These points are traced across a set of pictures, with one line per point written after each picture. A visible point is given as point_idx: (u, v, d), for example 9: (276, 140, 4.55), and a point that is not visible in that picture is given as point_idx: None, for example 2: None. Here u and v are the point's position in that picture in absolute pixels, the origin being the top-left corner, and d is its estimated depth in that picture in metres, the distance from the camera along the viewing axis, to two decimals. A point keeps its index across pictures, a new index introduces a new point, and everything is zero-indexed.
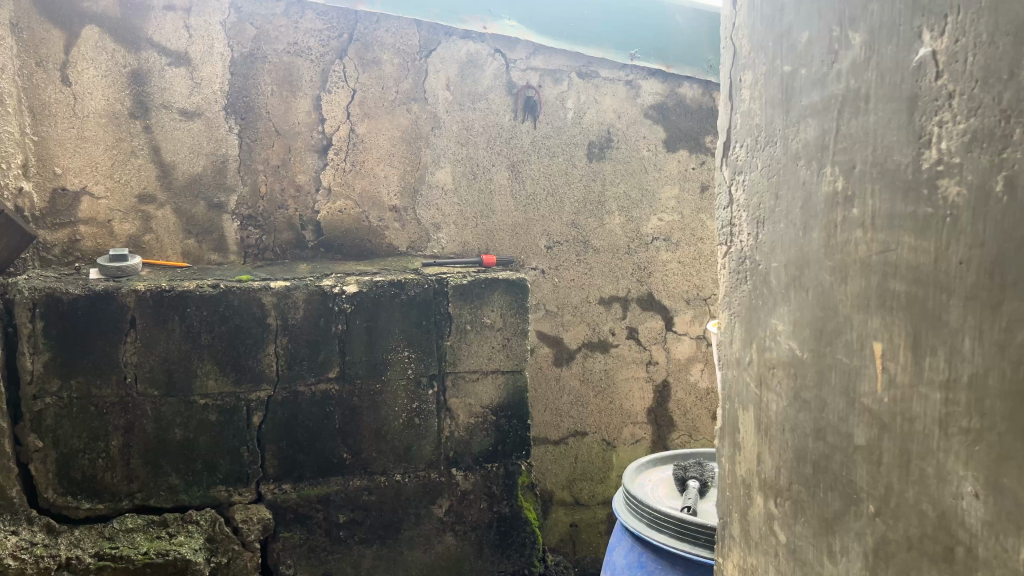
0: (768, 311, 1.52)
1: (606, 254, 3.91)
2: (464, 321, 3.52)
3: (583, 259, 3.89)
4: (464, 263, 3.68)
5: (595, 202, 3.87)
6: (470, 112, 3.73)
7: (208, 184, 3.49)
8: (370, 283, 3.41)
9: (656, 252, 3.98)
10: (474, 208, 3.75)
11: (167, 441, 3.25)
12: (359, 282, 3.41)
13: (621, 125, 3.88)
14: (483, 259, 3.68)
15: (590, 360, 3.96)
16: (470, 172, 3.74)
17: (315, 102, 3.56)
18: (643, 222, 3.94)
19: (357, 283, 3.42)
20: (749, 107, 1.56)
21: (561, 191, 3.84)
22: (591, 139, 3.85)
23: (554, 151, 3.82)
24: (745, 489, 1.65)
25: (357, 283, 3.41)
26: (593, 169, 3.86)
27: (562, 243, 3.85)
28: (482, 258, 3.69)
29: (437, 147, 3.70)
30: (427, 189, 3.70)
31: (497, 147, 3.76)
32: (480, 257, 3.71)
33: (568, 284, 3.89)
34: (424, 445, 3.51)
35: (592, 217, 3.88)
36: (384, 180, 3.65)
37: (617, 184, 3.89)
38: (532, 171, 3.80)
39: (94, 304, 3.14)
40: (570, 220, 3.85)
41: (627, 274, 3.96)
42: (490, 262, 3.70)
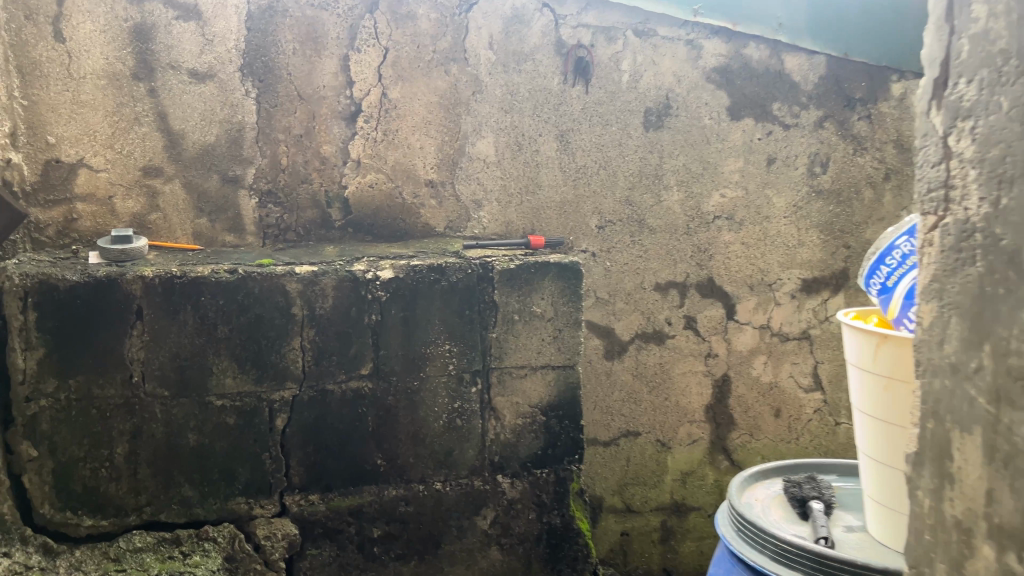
0: (1016, 303, 1.12)
1: (663, 234, 3.53)
2: (512, 310, 3.13)
3: (638, 241, 3.51)
4: (509, 244, 3.28)
5: (651, 176, 3.48)
6: (515, 75, 3.32)
7: (222, 156, 3.07)
8: (407, 268, 3.01)
9: (719, 233, 3.59)
10: (518, 184, 3.35)
11: (179, 448, 2.86)
12: (394, 268, 3.01)
13: (682, 90, 3.48)
14: (529, 240, 3.28)
15: (644, 353, 3.59)
16: (514, 142, 3.33)
17: (342, 62, 3.15)
18: (704, 199, 3.55)
19: (392, 268, 3.01)
20: (985, 29, 1.20)
21: (614, 164, 3.44)
22: (647, 106, 3.45)
23: (608, 119, 3.42)
24: (961, 536, 1.25)
25: (392, 269, 3.00)
26: (649, 140, 3.46)
27: (615, 223, 3.47)
28: (528, 239, 3.29)
29: (478, 114, 3.29)
30: (466, 162, 3.29)
31: (544, 114, 3.35)
32: (527, 238, 3.31)
33: (622, 268, 3.51)
34: (466, 450, 3.12)
35: (648, 194, 3.48)
36: (419, 151, 3.25)
37: (676, 156, 3.50)
38: (582, 141, 3.39)
39: (95, 293, 2.73)
40: (623, 197, 3.46)
41: (686, 257, 3.57)
42: (538, 245, 3.30)
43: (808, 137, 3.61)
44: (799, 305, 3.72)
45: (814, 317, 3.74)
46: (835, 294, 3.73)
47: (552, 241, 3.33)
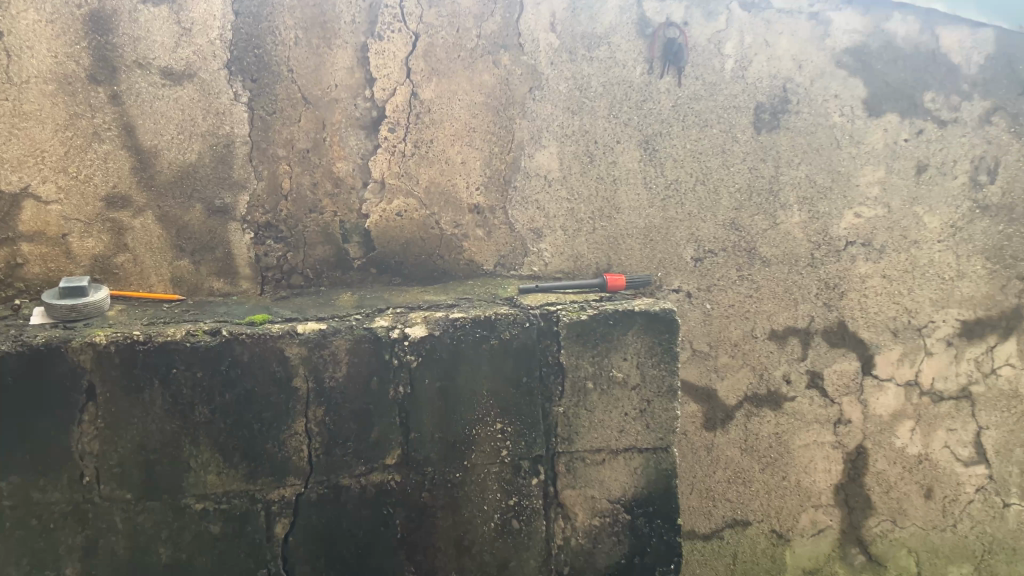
0: None
1: (778, 267, 2.72)
2: (584, 376, 2.36)
3: (745, 277, 2.71)
4: (578, 287, 2.48)
5: (762, 193, 2.68)
6: (585, 64, 2.57)
7: (206, 179, 2.35)
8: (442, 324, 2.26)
9: (852, 265, 2.77)
10: (590, 206, 2.57)
11: (148, 568, 2.16)
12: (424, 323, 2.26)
13: (803, 80, 2.69)
14: (605, 281, 2.48)
15: (754, 421, 2.80)
16: (584, 152, 2.56)
17: (359, 54, 2.43)
18: (833, 220, 2.74)
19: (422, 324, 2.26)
20: None
21: (714, 177, 2.64)
22: (759, 102, 2.67)
23: (707, 120, 2.63)
24: None
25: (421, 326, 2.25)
26: (760, 144, 2.67)
27: (715, 253, 2.68)
28: (604, 280, 2.49)
29: (537, 118, 2.54)
30: (522, 179, 2.53)
31: (623, 113, 2.58)
32: (601, 278, 2.50)
33: (724, 312, 2.71)
34: (527, 561, 2.35)
35: (760, 214, 2.69)
36: (460, 167, 2.50)
37: (795, 166, 2.69)
38: (668, 148, 2.61)
39: (33, 367, 2.03)
40: (727, 220, 2.67)
41: (808, 296, 2.76)
42: (616, 287, 2.50)
43: (970, 136, 2.76)
44: (956, 355, 2.84)
45: (976, 370, 2.84)
46: (1003, 339, 2.83)
47: (635, 281, 2.53)
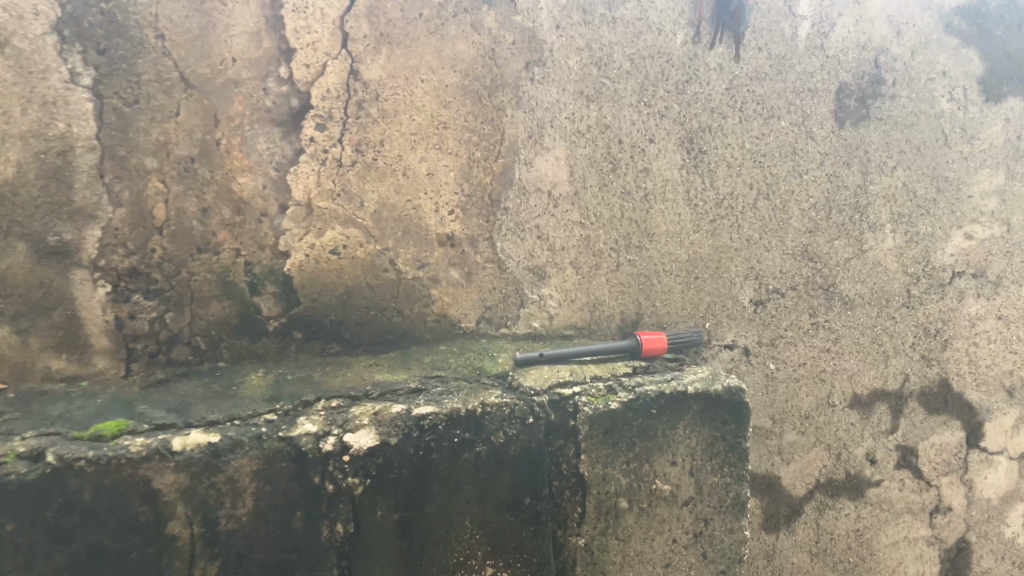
0: None
1: (865, 310, 1.98)
2: (616, 493, 1.60)
3: (820, 323, 1.97)
4: (601, 351, 1.71)
5: (847, 208, 1.93)
6: (607, 28, 1.77)
7: (29, 207, 1.47)
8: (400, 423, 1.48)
9: (959, 303, 2.04)
10: (613, 234, 1.79)
11: None
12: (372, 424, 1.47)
13: (902, 50, 1.94)
14: (639, 341, 1.72)
15: (829, 515, 2.06)
16: (604, 156, 1.78)
17: (265, 11, 1.58)
18: (936, 244, 2.00)
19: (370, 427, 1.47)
20: None
21: (781, 189, 1.89)
22: (843, 81, 1.90)
23: (772, 108, 1.86)
24: None
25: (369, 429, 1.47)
26: (844, 141, 1.90)
27: (782, 293, 1.93)
28: (637, 339, 1.72)
29: (534, 109, 1.73)
30: (515, 195, 1.73)
31: (658, 97, 1.80)
32: (633, 336, 1.74)
33: (791, 373, 1.97)
34: None
35: (842, 238, 1.94)
36: (424, 182, 1.68)
37: (890, 171, 1.94)
38: (717, 149, 1.84)
39: None
40: (796, 248, 1.92)
41: (902, 348, 2.02)
42: (654, 350, 1.73)
43: None
44: None
45: None
46: None
47: (677, 338, 1.78)
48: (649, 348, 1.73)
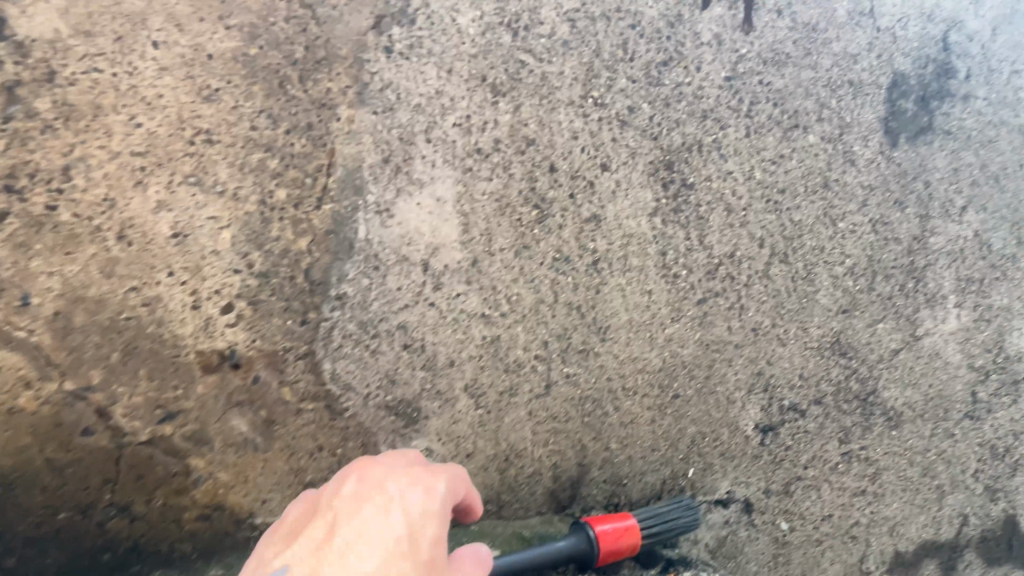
0: None
1: (914, 427, 1.28)
2: None
3: (854, 453, 1.25)
4: (528, 565, 0.91)
5: (899, 272, 1.22)
6: None
7: None
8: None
9: None
10: (538, 332, 1.00)
11: None
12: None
13: (979, 25, 1.21)
14: (597, 543, 0.94)
15: None
16: (523, 195, 0.97)
17: None
18: (1013, 323, 1.31)
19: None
20: None
21: (805, 245, 1.15)
22: (898, 70, 1.17)
23: (795, 114, 1.11)
24: None
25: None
26: (896, 168, 1.19)
27: (801, 411, 1.20)
28: (594, 536, 0.94)
29: (394, 107, 0.89)
30: (359, 271, 0.90)
31: (616, 90, 1.00)
32: (584, 529, 0.95)
33: (812, 533, 1.24)
34: None
35: (889, 319, 1.23)
36: (168, 250, 0.83)
37: (958, 215, 1.24)
38: (710, 180, 1.07)
39: None
40: (824, 339, 1.19)
41: (961, 479, 1.34)
42: (618, 554, 0.96)
43: None
44: None
45: None
46: None
47: (655, 512, 1.01)
48: (612, 552, 0.95)
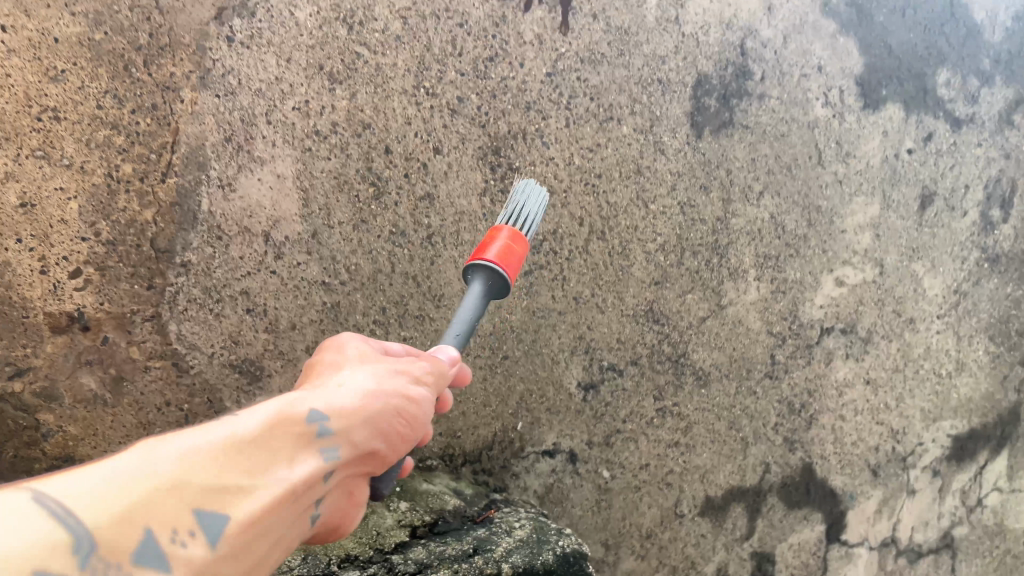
0: None
1: (720, 386, 1.46)
2: None
3: (667, 409, 1.41)
4: (472, 325, 0.89)
5: (704, 248, 1.39)
6: None
7: None
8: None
9: (826, 368, 1.57)
10: (377, 298, 1.09)
11: None
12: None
13: (772, 33, 1.40)
14: (500, 263, 0.89)
15: None
16: (360, 174, 1.07)
17: None
18: (804, 294, 1.51)
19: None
20: None
21: (619, 224, 1.29)
22: (702, 72, 1.33)
23: (610, 107, 1.25)
24: None
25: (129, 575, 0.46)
26: (701, 157, 1.35)
27: (619, 371, 1.35)
28: (490, 262, 0.89)
29: (235, 91, 0.99)
30: (202, 240, 0.98)
31: (446, 81, 1.12)
32: (481, 263, 0.90)
33: (630, 480, 1.40)
34: None
35: (697, 290, 1.40)
36: (14, 218, 0.91)
37: (756, 199, 1.42)
38: (534, 164, 1.21)
39: None
40: (639, 307, 1.34)
41: (762, 431, 1.53)
42: (518, 254, 0.93)
43: (986, 145, 1.64)
44: (940, 489, 1.72)
45: (961, 507, 1.74)
46: (997, 456, 1.75)
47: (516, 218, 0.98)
48: (513, 257, 0.92)
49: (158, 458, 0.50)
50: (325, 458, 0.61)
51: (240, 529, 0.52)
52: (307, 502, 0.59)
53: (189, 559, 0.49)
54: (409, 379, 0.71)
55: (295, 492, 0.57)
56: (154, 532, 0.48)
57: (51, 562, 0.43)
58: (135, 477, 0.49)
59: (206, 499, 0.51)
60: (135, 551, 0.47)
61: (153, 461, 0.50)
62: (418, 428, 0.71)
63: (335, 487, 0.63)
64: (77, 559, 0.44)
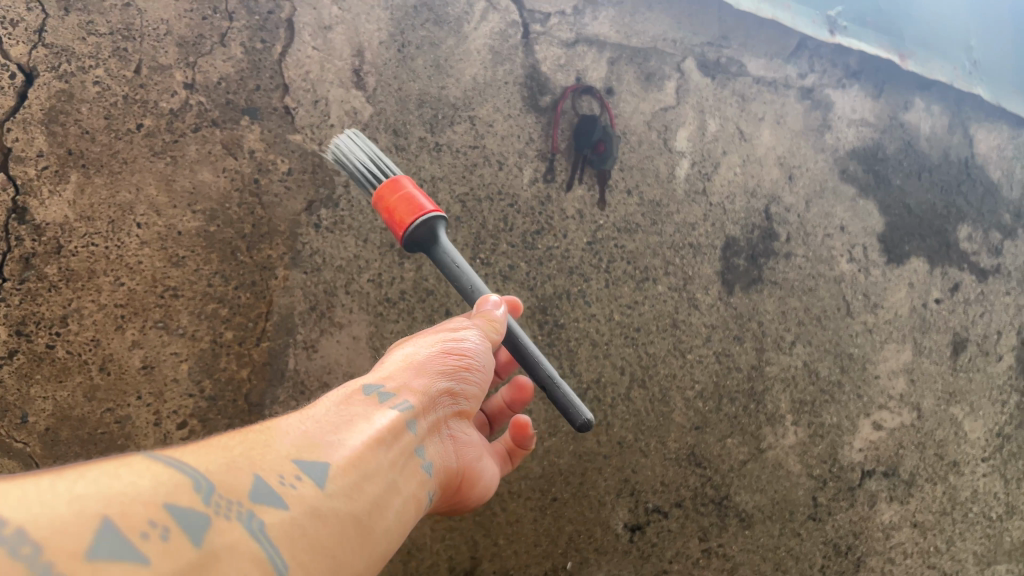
0: None
1: (765, 528, 1.43)
2: None
3: (712, 550, 1.41)
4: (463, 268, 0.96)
5: (741, 394, 1.45)
6: (436, 158, 1.29)
7: None
8: (320, 552, 0.59)
9: (871, 510, 1.50)
10: None
11: None
12: (209, 509, 0.54)
13: (794, 198, 1.55)
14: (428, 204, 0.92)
15: None
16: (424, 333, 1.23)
17: None
18: (842, 437, 1.50)
19: (209, 507, 0.54)
20: None
21: (659, 373, 1.40)
22: (729, 235, 1.49)
23: (645, 269, 1.41)
24: None
25: (251, 507, 0.57)
26: (733, 311, 1.46)
27: (665, 512, 1.39)
28: (423, 216, 0.90)
29: (320, 268, 1.19)
30: (288, 395, 1.15)
31: (499, 252, 1.32)
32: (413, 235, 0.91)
33: None
34: None
35: (736, 434, 1.44)
36: (137, 379, 1.08)
37: (789, 348, 1.49)
38: (578, 321, 1.36)
39: None
40: (680, 451, 1.40)
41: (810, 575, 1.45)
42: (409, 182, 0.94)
43: (1015, 294, 1.67)
44: None
45: None
46: None
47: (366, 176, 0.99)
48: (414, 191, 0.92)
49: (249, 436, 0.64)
50: (395, 410, 0.77)
51: (334, 471, 0.66)
52: (395, 440, 0.74)
53: (301, 493, 0.61)
54: (445, 338, 0.89)
55: (377, 437, 0.73)
56: (262, 478, 0.60)
57: (178, 498, 0.52)
58: (237, 450, 0.62)
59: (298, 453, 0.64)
60: (251, 491, 0.58)
61: (247, 443, 0.64)
62: (469, 367, 0.88)
63: (418, 434, 0.79)
64: (200, 496, 0.54)
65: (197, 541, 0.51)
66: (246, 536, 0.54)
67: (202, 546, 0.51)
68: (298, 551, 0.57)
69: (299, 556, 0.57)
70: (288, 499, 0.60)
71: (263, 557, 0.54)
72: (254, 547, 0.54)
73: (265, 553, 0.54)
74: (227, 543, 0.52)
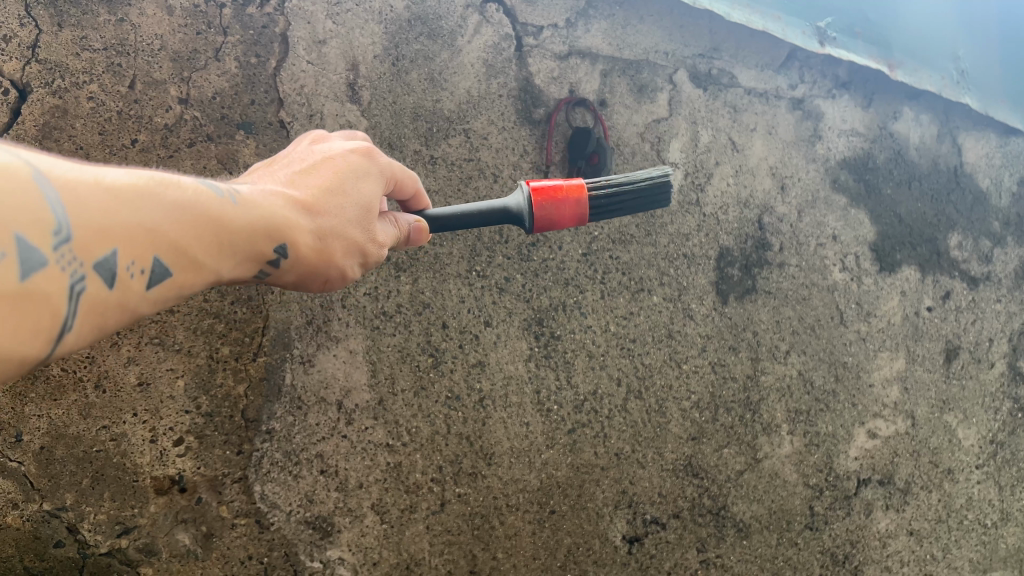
0: None
1: (762, 537, 1.43)
2: None
3: (711, 561, 1.40)
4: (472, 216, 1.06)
5: (737, 405, 1.45)
6: (431, 171, 1.30)
7: None
8: (99, 327, 0.59)
9: (867, 519, 1.50)
10: (434, 458, 1.24)
11: None
12: (53, 256, 0.51)
13: (787, 209, 1.56)
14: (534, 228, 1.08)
15: None
16: (421, 346, 1.26)
17: None
18: (838, 446, 1.51)
19: (54, 255, 0.51)
20: None
21: (655, 384, 1.40)
22: (723, 246, 1.49)
23: (640, 280, 1.42)
24: None
25: (90, 264, 0.55)
26: (728, 320, 1.47)
27: (663, 524, 1.38)
28: (533, 216, 1.06)
29: None
30: (285, 409, 1.16)
31: (494, 265, 1.32)
32: (521, 187, 1.08)
33: None
34: None
35: (732, 444, 1.44)
36: (133, 396, 1.09)
37: (784, 358, 1.49)
38: (574, 332, 1.36)
39: None
40: (677, 461, 1.40)
41: None
42: (557, 216, 1.07)
43: (1005, 301, 1.68)
44: None
45: None
46: None
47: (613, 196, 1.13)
48: (545, 207, 1.06)
49: (155, 199, 0.59)
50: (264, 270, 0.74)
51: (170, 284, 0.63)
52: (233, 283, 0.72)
53: (133, 282, 0.59)
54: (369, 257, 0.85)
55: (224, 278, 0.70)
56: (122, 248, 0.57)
57: (33, 235, 0.50)
58: (125, 209, 0.57)
59: (165, 252, 0.61)
60: (102, 252, 0.56)
61: (149, 201, 0.59)
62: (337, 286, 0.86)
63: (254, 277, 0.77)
64: (54, 242, 0.51)
65: (23, 279, 0.49)
66: (62, 293, 0.53)
67: (23, 286, 0.49)
68: (85, 323, 0.57)
69: (81, 326, 0.56)
70: (116, 282, 0.58)
71: (59, 314, 0.53)
72: (59, 306, 0.53)
73: (60, 318, 0.53)
74: (43, 293, 0.51)
